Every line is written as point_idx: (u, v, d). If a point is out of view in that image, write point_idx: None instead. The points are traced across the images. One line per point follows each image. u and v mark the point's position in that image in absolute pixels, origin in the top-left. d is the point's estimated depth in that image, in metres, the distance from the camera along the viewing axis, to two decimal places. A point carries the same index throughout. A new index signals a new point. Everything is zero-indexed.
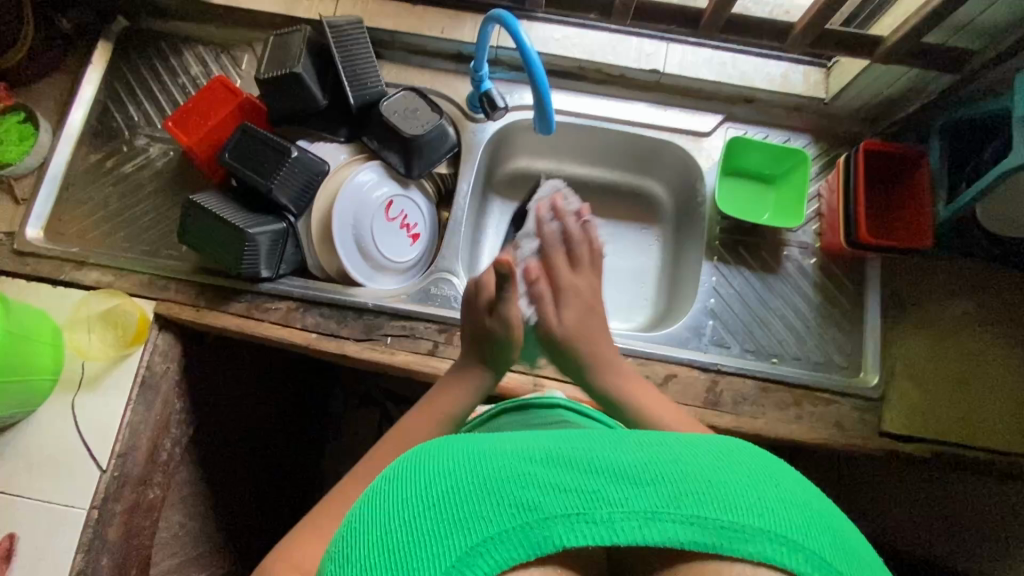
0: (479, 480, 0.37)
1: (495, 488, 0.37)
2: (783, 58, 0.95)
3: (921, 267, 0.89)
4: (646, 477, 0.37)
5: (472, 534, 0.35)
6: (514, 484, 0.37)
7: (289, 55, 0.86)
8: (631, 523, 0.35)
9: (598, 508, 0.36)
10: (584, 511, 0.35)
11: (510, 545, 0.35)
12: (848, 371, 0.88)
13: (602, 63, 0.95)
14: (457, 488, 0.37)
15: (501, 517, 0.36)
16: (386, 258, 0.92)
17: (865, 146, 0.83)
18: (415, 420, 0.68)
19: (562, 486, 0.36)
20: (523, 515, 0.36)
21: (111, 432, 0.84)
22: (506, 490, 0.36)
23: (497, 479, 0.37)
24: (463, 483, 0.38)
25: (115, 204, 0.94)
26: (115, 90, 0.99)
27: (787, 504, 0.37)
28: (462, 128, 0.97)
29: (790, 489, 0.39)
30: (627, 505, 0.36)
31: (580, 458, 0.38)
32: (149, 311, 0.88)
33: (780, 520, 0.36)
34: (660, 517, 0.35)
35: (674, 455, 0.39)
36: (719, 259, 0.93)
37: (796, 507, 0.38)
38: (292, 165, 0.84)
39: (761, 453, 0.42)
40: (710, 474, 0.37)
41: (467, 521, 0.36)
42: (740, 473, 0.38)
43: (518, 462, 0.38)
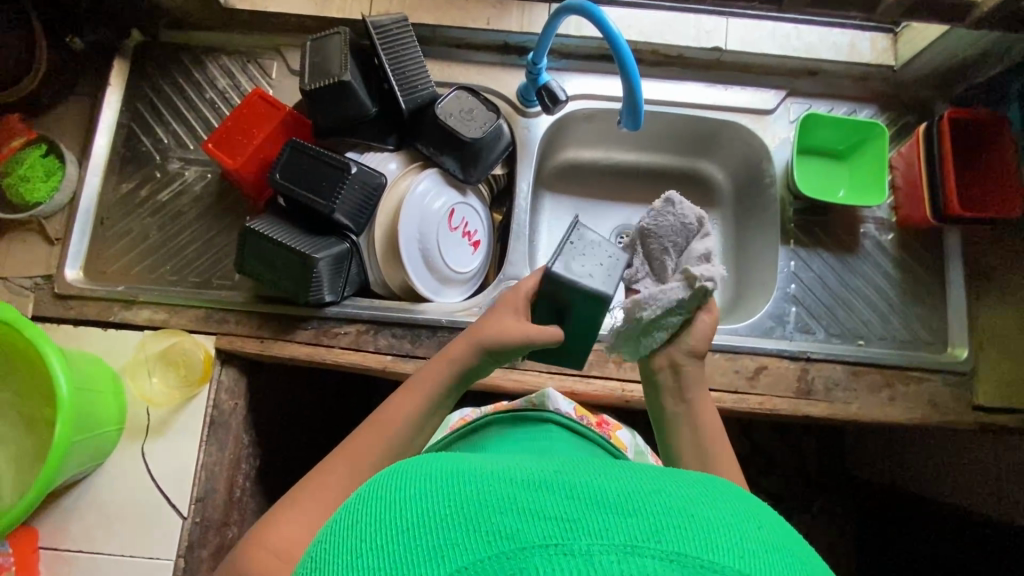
0: (450, 505, 0.33)
1: (469, 514, 0.32)
2: (847, 25, 0.91)
3: (1002, 234, 0.87)
4: (630, 507, 0.31)
5: (443, 561, 0.30)
6: (487, 509, 0.32)
7: (334, 61, 0.80)
8: (610, 558, 0.29)
9: (578, 537, 0.30)
10: (559, 541, 0.29)
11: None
12: (934, 347, 0.86)
13: (660, 45, 0.90)
14: (430, 513, 0.33)
15: (470, 545, 0.30)
16: (451, 270, 0.88)
17: (951, 115, 0.79)
18: (394, 405, 0.64)
19: (541, 513, 0.31)
20: (496, 544, 0.30)
21: (187, 478, 0.80)
22: (477, 514, 0.32)
23: (473, 500, 0.33)
24: (437, 507, 0.33)
25: (155, 235, 0.89)
26: (138, 111, 0.92)
27: (777, 553, 0.32)
28: (514, 125, 0.92)
29: (774, 535, 0.33)
30: (607, 537, 0.30)
31: (560, 483, 0.33)
32: (210, 347, 0.83)
33: (765, 566, 0.31)
34: (640, 551, 0.29)
35: (655, 486, 0.34)
36: (795, 243, 0.90)
37: (780, 555, 0.32)
38: (351, 181, 0.79)
39: (745, 498, 0.37)
40: (694, 509, 0.32)
41: (430, 548, 0.31)
42: (723, 512, 0.33)
43: (495, 484, 0.34)
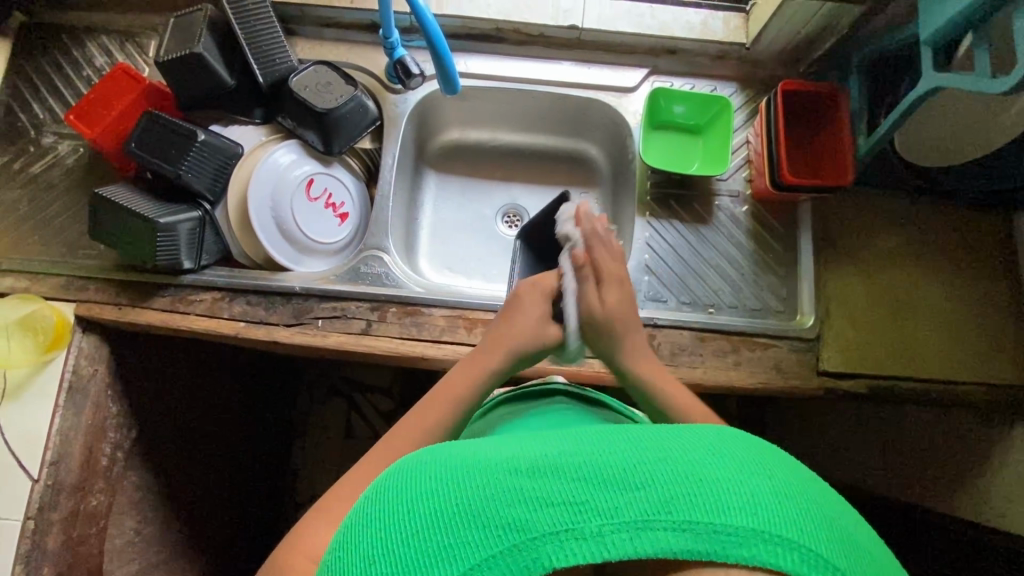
0: (463, 501, 0.35)
1: (480, 508, 0.34)
2: (702, 5, 0.93)
3: (851, 205, 0.89)
4: (637, 481, 0.33)
5: (458, 562, 0.32)
6: (498, 503, 0.34)
7: (190, 35, 0.82)
8: (622, 535, 0.32)
9: (589, 520, 0.32)
10: (573, 527, 0.32)
11: (500, 570, 0.32)
12: (783, 315, 0.88)
13: (519, 23, 0.93)
14: (437, 513, 0.35)
15: (488, 541, 0.33)
16: (313, 240, 0.90)
17: (784, 87, 0.82)
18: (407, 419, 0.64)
19: (551, 501, 0.33)
20: (512, 537, 0.33)
21: (39, 441, 0.82)
22: (486, 510, 0.34)
23: (482, 497, 0.34)
24: (445, 504, 0.35)
25: (25, 206, 0.91)
26: (17, 89, 0.95)
27: (784, 501, 0.33)
28: (382, 101, 0.95)
29: (786, 479, 0.35)
30: (618, 515, 0.32)
31: (565, 463, 0.35)
32: (69, 313, 0.85)
33: (779, 518, 0.32)
34: (650, 525, 0.32)
35: (663, 449, 0.35)
36: (650, 214, 0.92)
37: (794, 500, 0.34)
38: (201, 149, 0.81)
39: (750, 440, 0.39)
40: (700, 470, 0.34)
41: (451, 547, 0.33)
42: (734, 466, 0.35)
43: (500, 473, 0.35)
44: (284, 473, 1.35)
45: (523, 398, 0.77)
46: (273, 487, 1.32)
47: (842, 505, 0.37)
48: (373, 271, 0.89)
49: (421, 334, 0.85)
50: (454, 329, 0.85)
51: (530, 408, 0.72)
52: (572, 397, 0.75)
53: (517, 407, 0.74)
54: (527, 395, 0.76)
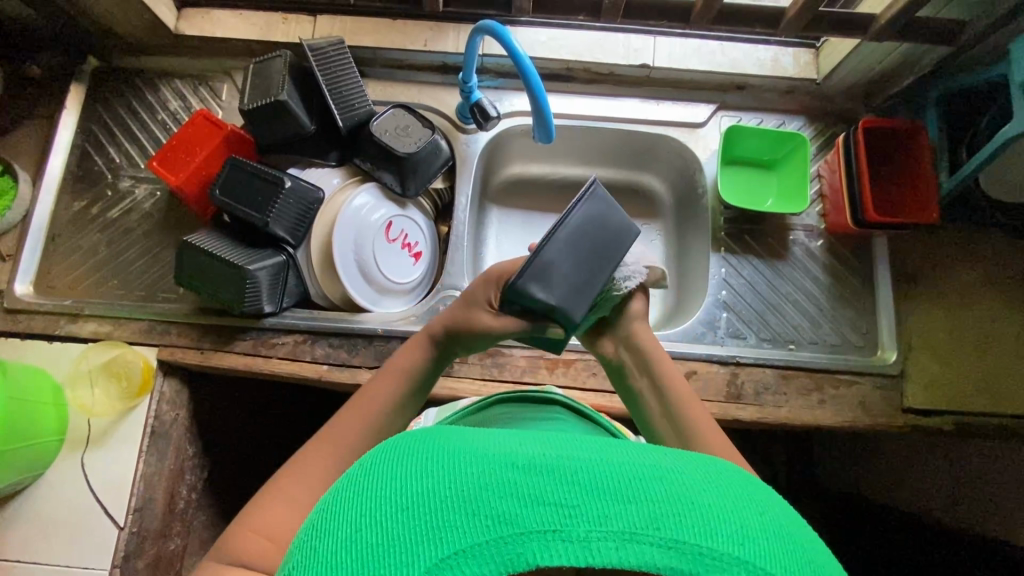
0: (453, 485, 0.32)
1: (465, 496, 0.31)
2: (771, 41, 0.94)
3: (928, 240, 0.89)
4: (629, 491, 0.31)
5: (436, 546, 0.30)
6: (488, 492, 0.31)
7: (273, 83, 0.83)
8: (608, 544, 0.29)
9: (577, 523, 0.30)
10: (558, 528, 0.30)
11: (480, 561, 0.29)
12: (864, 351, 0.87)
13: (591, 63, 0.93)
14: (428, 492, 0.32)
15: (473, 529, 0.30)
16: (390, 280, 0.91)
17: (865, 125, 0.83)
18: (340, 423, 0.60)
19: (539, 499, 0.30)
20: (495, 529, 0.30)
21: (125, 488, 0.81)
22: (472, 498, 0.31)
23: (469, 484, 0.31)
24: (432, 485, 0.32)
25: (104, 250, 0.91)
26: (93, 133, 0.96)
27: (771, 539, 0.32)
28: (454, 140, 0.95)
29: (779, 520, 0.33)
30: (606, 523, 0.30)
31: (560, 464, 0.32)
32: (152, 358, 0.85)
33: (764, 554, 0.31)
34: (638, 539, 0.29)
35: (658, 465, 0.33)
36: (725, 250, 0.92)
37: (784, 541, 0.32)
38: (286, 196, 0.81)
39: (745, 476, 0.37)
40: (695, 493, 0.32)
41: (436, 530, 0.30)
42: (728, 498, 0.33)
43: (494, 464, 0.32)
44: None
45: (520, 403, 0.72)
46: None
47: (830, 556, 0.35)
48: None
49: (502, 375, 0.85)
50: (536, 370, 0.85)
51: (527, 414, 0.67)
52: (567, 407, 0.72)
53: (506, 411, 0.69)
54: (525, 400, 0.72)
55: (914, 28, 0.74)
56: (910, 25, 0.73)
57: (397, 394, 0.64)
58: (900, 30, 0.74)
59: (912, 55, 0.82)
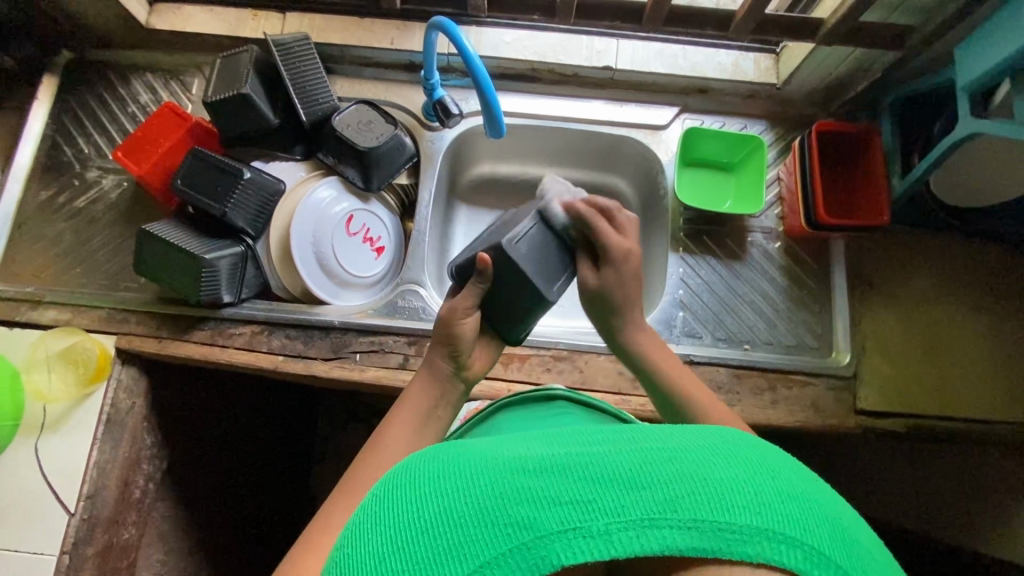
0: (472, 501, 0.34)
1: (485, 507, 0.33)
2: (732, 47, 0.95)
3: (885, 243, 0.90)
4: (642, 480, 0.32)
5: (463, 560, 0.32)
6: (506, 500, 0.33)
7: (236, 76, 0.84)
8: (628, 533, 0.31)
9: (595, 518, 0.31)
10: (579, 524, 0.31)
11: (507, 568, 0.31)
12: (819, 352, 0.88)
13: (554, 63, 0.95)
14: (449, 510, 0.34)
15: (496, 539, 0.32)
16: (351, 274, 0.92)
17: (819, 128, 0.84)
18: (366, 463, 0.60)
19: (554, 499, 0.32)
20: (517, 534, 0.32)
21: (78, 474, 0.81)
22: (490, 508, 0.33)
23: (487, 496, 0.33)
24: (451, 502, 0.34)
25: (68, 238, 0.92)
26: (63, 124, 0.97)
27: (792, 502, 0.33)
28: (419, 137, 0.97)
29: (790, 479, 0.34)
30: (624, 513, 0.31)
31: (569, 463, 0.34)
32: (110, 346, 0.86)
33: (784, 518, 0.32)
34: (656, 524, 0.31)
35: (666, 448, 0.35)
36: (684, 250, 0.93)
37: (798, 501, 0.33)
38: (245, 187, 0.83)
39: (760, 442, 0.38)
40: (707, 469, 0.33)
41: (462, 546, 0.32)
42: (739, 467, 0.34)
43: (508, 473, 0.34)
44: (305, 503, 1.33)
45: (526, 403, 0.73)
46: (295, 518, 1.30)
47: (849, 506, 0.36)
48: (409, 305, 0.89)
49: None
50: (491, 365, 0.85)
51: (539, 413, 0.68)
52: (575, 403, 0.72)
53: (516, 412, 0.70)
54: (528, 399, 0.73)
55: (862, 32, 0.75)
56: (857, 31, 0.75)
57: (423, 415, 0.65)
58: (848, 34, 0.75)
59: (866, 61, 0.84)
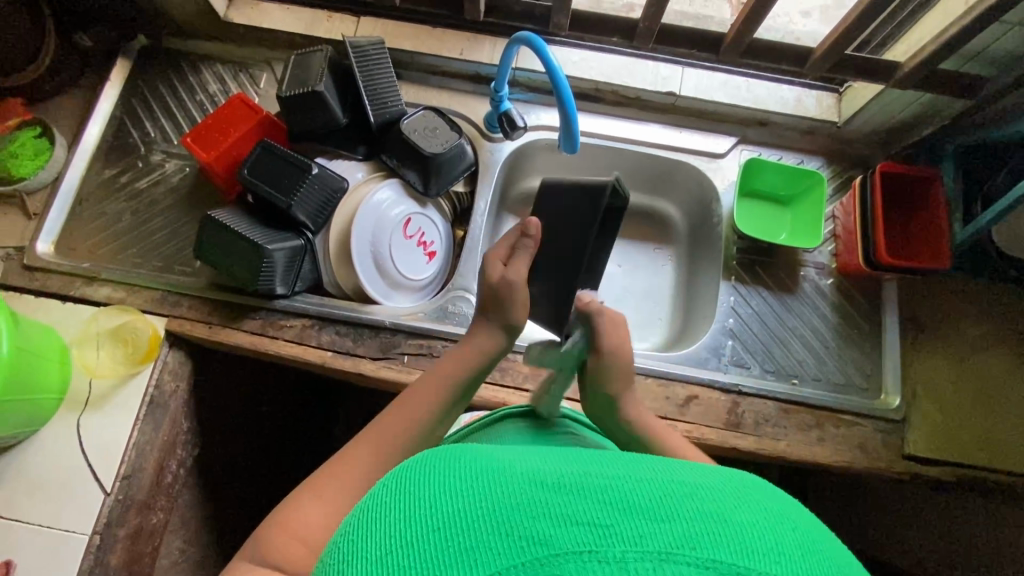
0: (475, 511, 0.29)
1: (492, 516, 0.28)
2: (796, 82, 0.96)
3: (938, 289, 0.90)
4: (665, 511, 0.28)
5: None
6: (513, 515, 0.28)
7: (311, 74, 0.85)
8: (645, 566, 0.26)
9: (609, 544, 0.26)
10: (593, 547, 0.26)
11: None
12: (868, 393, 0.87)
13: (619, 85, 0.96)
14: (449, 519, 0.29)
15: (498, 555, 0.27)
16: (403, 276, 0.93)
17: (883, 169, 0.85)
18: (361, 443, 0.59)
19: (570, 518, 0.27)
20: (524, 553, 0.26)
21: (117, 453, 0.81)
22: (496, 522, 0.28)
23: (496, 504, 0.29)
24: (452, 509, 0.29)
25: (127, 218, 0.93)
26: (133, 107, 0.99)
27: (815, 559, 0.28)
28: (478, 147, 0.97)
29: (810, 533, 0.30)
30: (643, 543, 0.26)
31: (587, 483, 0.29)
32: (160, 328, 0.86)
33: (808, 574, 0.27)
34: (675, 558, 0.26)
35: (688, 482, 0.30)
36: (736, 278, 0.93)
37: (824, 559, 0.28)
38: (312, 182, 0.84)
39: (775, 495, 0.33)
40: (729, 509, 0.29)
41: (458, 560, 0.27)
42: (762, 512, 0.29)
43: (516, 483, 0.30)
44: None
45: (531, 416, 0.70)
46: None
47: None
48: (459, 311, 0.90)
49: (504, 379, 0.85)
50: (538, 378, 0.85)
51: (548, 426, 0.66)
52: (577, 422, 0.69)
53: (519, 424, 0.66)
54: (535, 414, 0.69)
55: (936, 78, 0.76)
56: (931, 76, 0.76)
57: (445, 403, 0.65)
58: (922, 78, 0.76)
59: (934, 107, 0.84)
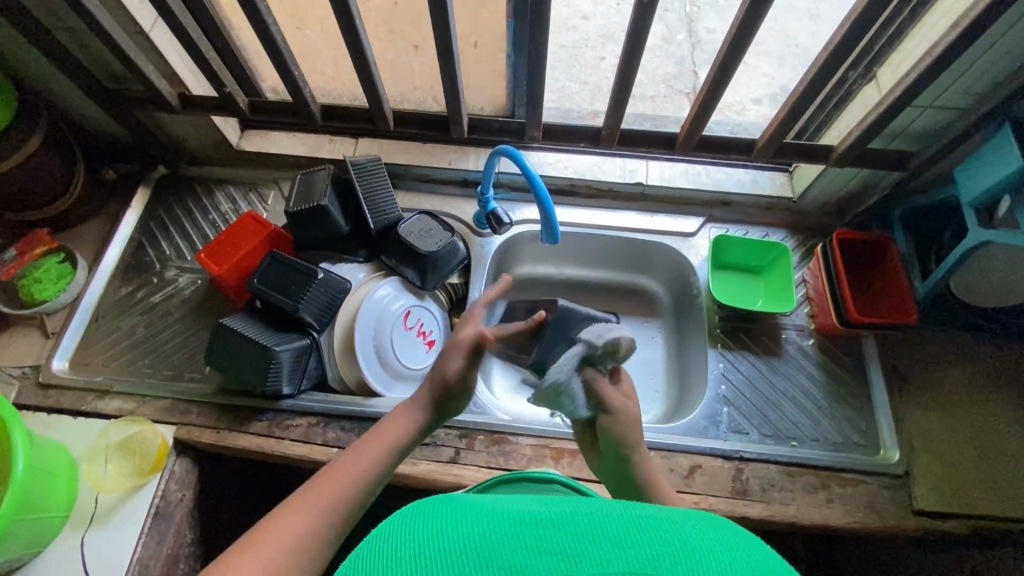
0: (469, 545, 0.32)
1: (479, 548, 0.31)
2: (750, 166, 1.07)
3: (915, 342, 0.94)
4: (632, 542, 0.31)
5: None
6: (502, 549, 0.31)
7: (316, 190, 0.94)
8: None
9: None
10: None
11: None
12: (866, 449, 0.88)
13: (592, 180, 1.07)
14: (448, 549, 0.32)
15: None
16: (404, 367, 0.97)
17: (839, 236, 0.93)
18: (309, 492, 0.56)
19: (549, 549, 0.31)
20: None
21: (120, 571, 0.79)
22: (487, 552, 0.31)
23: (493, 540, 0.32)
24: (451, 542, 0.32)
25: (141, 331, 0.99)
26: (150, 228, 1.08)
27: None
28: (470, 243, 1.06)
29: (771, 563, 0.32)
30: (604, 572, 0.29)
31: (564, 522, 0.33)
32: (169, 436, 0.88)
33: None
34: None
35: (658, 519, 0.33)
36: (722, 346, 0.97)
37: None
38: (318, 286, 0.89)
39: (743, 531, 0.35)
40: (690, 538, 0.31)
41: None
42: (721, 540, 0.32)
43: (506, 524, 0.33)
44: None
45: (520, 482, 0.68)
46: None
47: None
48: None
49: (509, 464, 0.86)
50: (542, 459, 0.86)
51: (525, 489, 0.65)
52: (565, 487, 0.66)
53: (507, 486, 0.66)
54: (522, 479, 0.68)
55: (867, 156, 0.87)
56: (863, 154, 0.86)
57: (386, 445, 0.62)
58: (856, 157, 0.86)
59: (874, 179, 0.94)
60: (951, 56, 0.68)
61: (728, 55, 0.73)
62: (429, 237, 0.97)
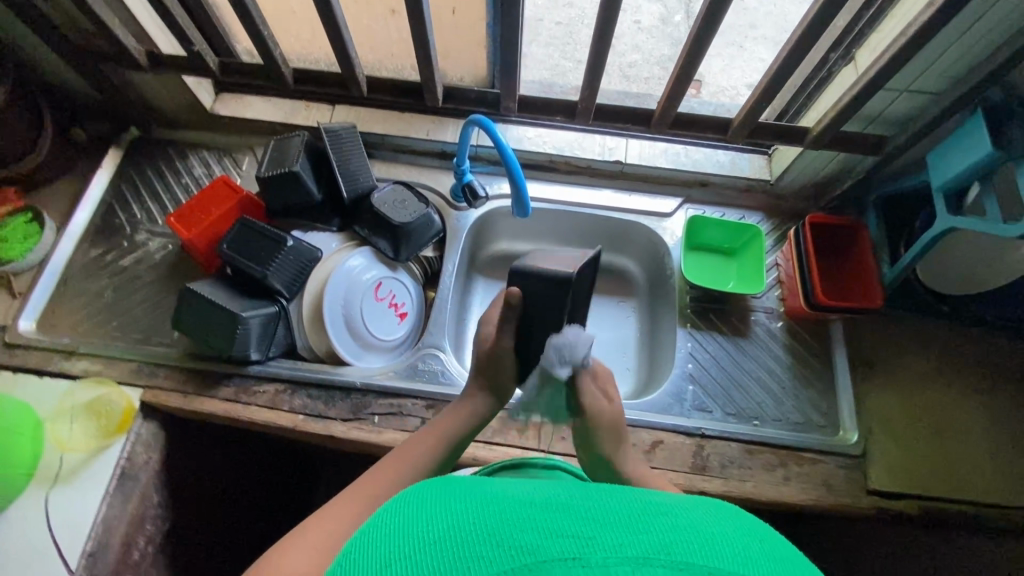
0: (478, 527, 0.31)
1: (490, 530, 0.30)
2: (729, 148, 1.06)
3: (880, 328, 0.95)
4: (650, 527, 0.29)
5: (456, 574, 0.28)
6: (511, 529, 0.30)
7: (288, 156, 0.93)
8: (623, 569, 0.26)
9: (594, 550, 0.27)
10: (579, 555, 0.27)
11: None
12: (826, 430, 0.90)
13: (571, 156, 1.06)
14: (455, 529, 0.31)
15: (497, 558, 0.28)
16: (374, 337, 0.97)
17: (811, 220, 0.93)
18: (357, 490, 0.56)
19: (559, 532, 0.29)
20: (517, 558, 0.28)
21: (85, 529, 0.80)
22: (496, 532, 0.30)
23: (504, 523, 0.31)
24: (460, 523, 0.31)
25: (110, 294, 0.98)
26: (121, 191, 1.06)
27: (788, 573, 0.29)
28: (445, 216, 1.05)
29: (788, 557, 0.30)
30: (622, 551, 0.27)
31: (576, 508, 0.32)
32: (136, 399, 0.88)
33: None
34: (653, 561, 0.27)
35: (672, 510, 0.32)
36: (692, 326, 0.98)
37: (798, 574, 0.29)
38: (287, 253, 0.89)
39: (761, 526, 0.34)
40: (705, 526, 0.30)
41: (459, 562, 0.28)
42: (735, 531, 0.31)
43: (517, 507, 0.32)
44: None
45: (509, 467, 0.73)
46: None
47: None
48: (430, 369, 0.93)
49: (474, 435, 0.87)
50: (507, 431, 0.87)
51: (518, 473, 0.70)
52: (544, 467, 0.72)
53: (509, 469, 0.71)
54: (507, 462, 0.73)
55: (843, 140, 0.86)
56: (839, 137, 0.86)
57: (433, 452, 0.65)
58: (831, 140, 0.86)
59: (849, 164, 0.94)
60: (925, 38, 0.68)
61: (704, 29, 0.72)
62: (403, 211, 0.96)
